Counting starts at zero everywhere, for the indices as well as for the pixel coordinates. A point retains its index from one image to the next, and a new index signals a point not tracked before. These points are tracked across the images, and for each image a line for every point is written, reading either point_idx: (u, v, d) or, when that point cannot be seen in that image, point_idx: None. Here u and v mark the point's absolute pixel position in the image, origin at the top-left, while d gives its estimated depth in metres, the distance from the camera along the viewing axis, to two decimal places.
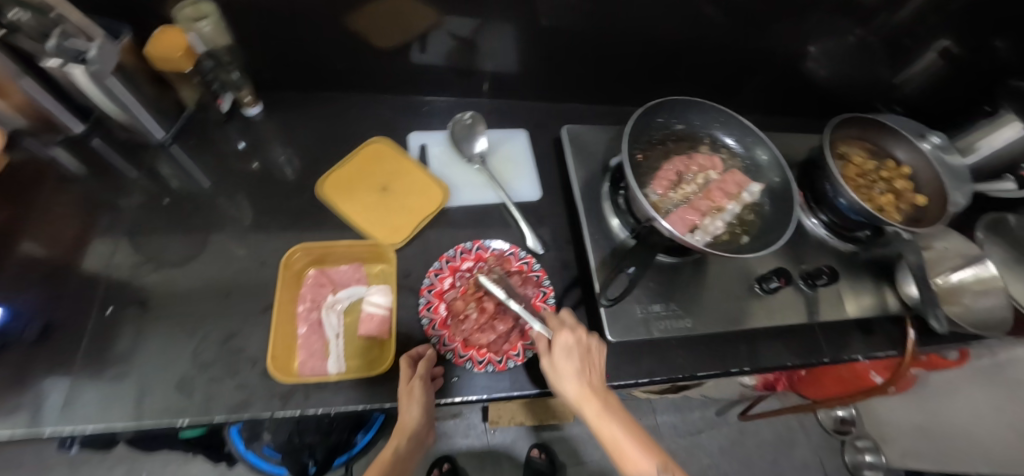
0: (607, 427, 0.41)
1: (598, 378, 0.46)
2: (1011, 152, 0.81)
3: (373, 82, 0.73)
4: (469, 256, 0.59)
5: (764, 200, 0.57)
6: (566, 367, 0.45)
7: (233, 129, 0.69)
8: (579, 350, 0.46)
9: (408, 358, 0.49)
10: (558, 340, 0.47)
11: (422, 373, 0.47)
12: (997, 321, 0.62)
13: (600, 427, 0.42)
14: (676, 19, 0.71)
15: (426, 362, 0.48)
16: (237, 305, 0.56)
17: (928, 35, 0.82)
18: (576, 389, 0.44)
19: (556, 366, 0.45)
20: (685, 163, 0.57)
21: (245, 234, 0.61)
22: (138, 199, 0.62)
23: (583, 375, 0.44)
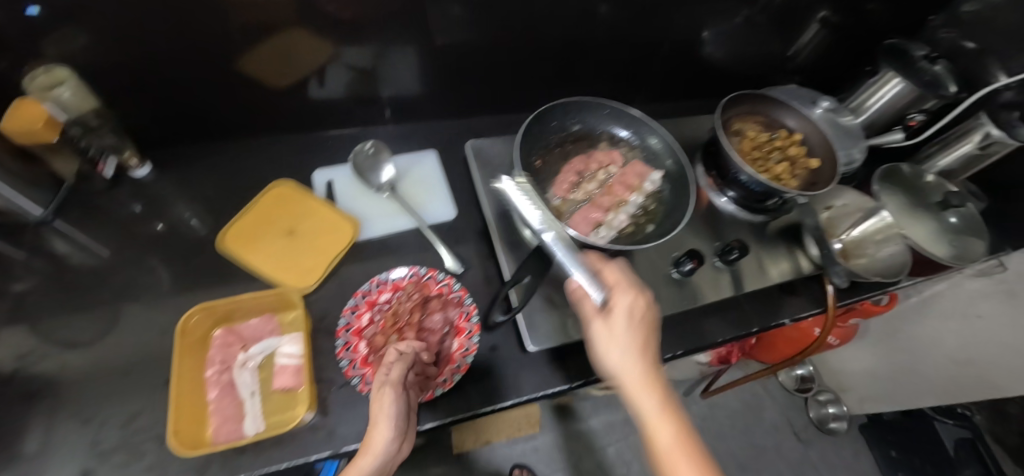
0: (657, 425, 0.39)
1: (656, 361, 0.43)
2: (894, 106, 0.88)
3: (273, 123, 0.72)
4: (386, 288, 0.58)
5: (664, 187, 0.59)
6: (623, 340, 0.42)
7: (125, 194, 0.66)
8: (639, 323, 0.43)
9: (394, 356, 0.47)
10: (618, 304, 0.43)
11: (395, 379, 0.45)
12: (896, 267, 0.66)
13: (649, 422, 0.39)
14: (567, 22, 0.73)
15: (403, 365, 0.46)
16: (141, 380, 0.52)
17: (809, 8, 0.87)
18: (631, 369, 0.41)
19: (612, 339, 0.42)
20: (584, 162, 0.58)
21: (150, 302, 0.58)
22: (26, 283, 0.58)
23: (640, 357, 0.41)
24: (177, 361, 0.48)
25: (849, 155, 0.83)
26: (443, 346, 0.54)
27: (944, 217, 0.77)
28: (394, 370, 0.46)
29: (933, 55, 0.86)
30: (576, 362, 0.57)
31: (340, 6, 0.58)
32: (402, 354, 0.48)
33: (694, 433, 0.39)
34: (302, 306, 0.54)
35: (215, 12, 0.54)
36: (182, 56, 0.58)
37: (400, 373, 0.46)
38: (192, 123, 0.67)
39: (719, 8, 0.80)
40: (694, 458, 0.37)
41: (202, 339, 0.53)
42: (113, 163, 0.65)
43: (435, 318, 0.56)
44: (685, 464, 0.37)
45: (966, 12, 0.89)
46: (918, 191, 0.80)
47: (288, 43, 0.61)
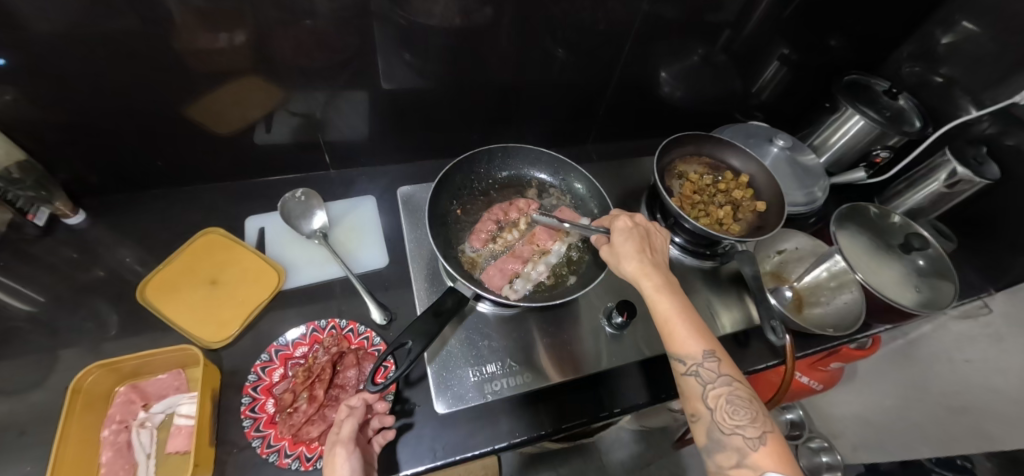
0: (660, 302, 0.47)
1: (658, 259, 0.50)
2: (855, 145, 0.86)
3: (217, 171, 0.73)
4: (304, 341, 0.57)
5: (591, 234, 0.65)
6: (624, 247, 0.50)
7: (57, 242, 0.66)
8: (634, 233, 0.51)
9: (347, 411, 0.46)
10: (616, 225, 0.53)
11: (347, 435, 0.44)
12: (850, 319, 0.64)
13: (654, 300, 0.47)
14: (514, 64, 0.73)
15: (353, 420, 0.45)
16: (40, 438, 0.51)
17: (767, 48, 0.86)
18: (635, 266, 0.49)
19: (616, 246, 0.51)
20: (505, 209, 0.64)
21: (87, 345, 0.58)
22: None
23: (642, 256, 0.49)
24: (64, 422, 0.46)
25: (810, 194, 0.80)
26: (371, 407, 0.50)
27: (910, 261, 0.74)
28: (345, 427, 0.45)
29: (894, 90, 0.84)
30: (502, 421, 0.54)
31: (294, 54, 0.60)
32: (354, 408, 0.47)
33: (691, 307, 0.47)
34: (203, 363, 0.50)
35: (168, 62, 0.55)
36: (133, 103, 0.59)
37: (352, 428, 0.45)
38: (135, 168, 0.68)
39: (672, 49, 0.80)
40: (690, 325, 0.45)
41: (102, 396, 0.51)
42: (46, 213, 0.66)
43: (349, 373, 0.54)
44: (682, 330, 0.45)
45: (943, 44, 0.85)
46: (883, 232, 0.77)
47: (238, 91, 0.62)
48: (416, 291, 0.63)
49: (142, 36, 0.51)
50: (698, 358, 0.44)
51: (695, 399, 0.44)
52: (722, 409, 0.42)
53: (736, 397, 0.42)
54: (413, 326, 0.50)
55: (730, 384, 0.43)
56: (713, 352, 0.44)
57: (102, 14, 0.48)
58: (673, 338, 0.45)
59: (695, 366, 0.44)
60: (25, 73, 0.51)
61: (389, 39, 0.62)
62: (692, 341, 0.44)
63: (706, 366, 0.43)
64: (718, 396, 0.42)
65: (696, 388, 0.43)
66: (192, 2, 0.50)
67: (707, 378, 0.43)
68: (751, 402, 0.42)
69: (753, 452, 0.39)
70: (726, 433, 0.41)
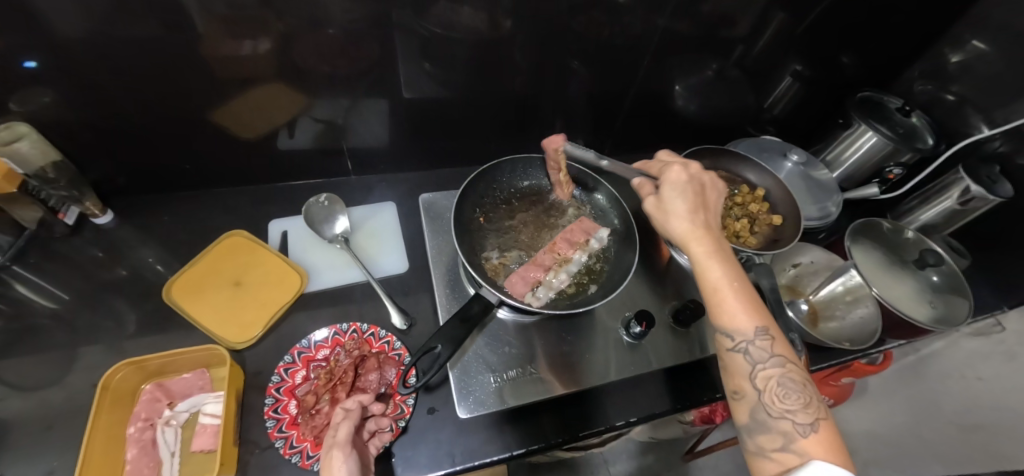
0: (711, 270, 0.45)
1: (711, 219, 0.49)
2: (867, 161, 0.87)
3: (239, 175, 0.74)
4: (326, 344, 0.57)
5: (611, 245, 0.66)
6: (675, 205, 0.49)
7: (83, 240, 0.68)
8: (685, 191, 0.50)
9: (342, 415, 0.45)
10: (667, 177, 0.51)
11: (343, 440, 0.43)
12: (867, 332, 0.65)
13: (705, 266, 0.46)
14: (532, 76, 0.75)
15: (349, 424, 0.44)
16: (64, 433, 0.52)
17: (781, 63, 0.87)
18: (686, 227, 0.48)
19: (665, 205, 0.50)
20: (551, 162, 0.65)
21: (110, 343, 0.59)
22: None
23: (693, 217, 0.49)
24: (93, 418, 0.46)
25: (823, 209, 0.80)
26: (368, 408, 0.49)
27: (924, 277, 0.74)
28: (341, 430, 0.44)
29: (907, 107, 0.85)
30: (520, 426, 0.55)
31: (316, 61, 0.61)
32: (350, 411, 0.46)
33: (744, 279, 0.45)
34: (229, 363, 0.51)
35: (197, 68, 0.57)
36: (164, 107, 0.60)
37: (348, 431, 0.44)
38: (161, 171, 0.69)
39: (687, 62, 0.82)
40: (743, 297, 0.44)
41: (127, 393, 0.51)
42: (75, 212, 0.67)
43: (371, 377, 0.55)
44: (733, 301, 0.44)
45: (952, 62, 0.87)
46: (896, 248, 0.78)
47: (264, 96, 0.63)
48: (437, 297, 0.64)
49: (173, 42, 0.53)
50: (750, 335, 0.43)
51: (741, 377, 0.43)
52: (772, 391, 0.41)
53: (788, 380, 0.41)
54: (442, 331, 0.52)
55: (782, 366, 0.42)
56: (766, 330, 0.43)
57: (138, 22, 0.50)
58: (722, 310, 0.44)
59: (745, 343, 0.43)
60: (62, 76, 0.53)
61: (410, 49, 0.64)
62: (744, 314, 0.43)
63: (757, 344, 0.42)
64: (768, 377, 0.42)
65: (743, 366, 0.43)
66: (222, 9, 0.52)
67: (757, 357, 0.42)
68: (803, 387, 0.41)
69: (802, 437, 0.38)
70: (773, 417, 0.40)
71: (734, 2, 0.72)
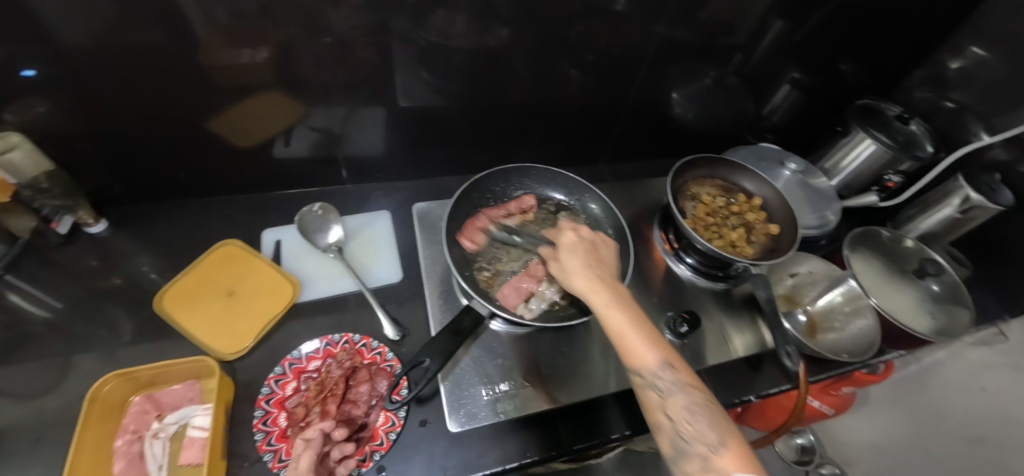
0: (612, 314, 0.45)
1: (606, 272, 0.50)
2: (867, 169, 0.86)
3: (234, 183, 0.74)
4: (317, 355, 0.57)
5: None
6: (572, 263, 0.50)
7: (78, 249, 0.68)
8: (577, 245, 0.52)
9: (301, 444, 0.45)
10: (562, 241, 0.52)
11: (304, 469, 0.43)
12: (864, 345, 0.64)
13: (605, 312, 0.46)
14: (529, 85, 0.75)
15: (311, 453, 0.44)
16: (51, 445, 0.51)
17: (778, 71, 0.87)
18: (585, 281, 0.48)
19: (563, 263, 0.51)
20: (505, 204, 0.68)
21: (102, 352, 0.59)
22: None
23: (589, 270, 0.49)
24: (80, 433, 0.46)
25: (822, 217, 0.80)
26: (327, 436, 0.48)
27: (924, 286, 0.73)
28: (302, 461, 0.43)
29: (906, 115, 0.84)
30: (513, 439, 0.55)
31: (313, 69, 0.61)
32: (311, 441, 0.46)
33: (641, 317, 0.46)
34: (219, 375, 0.51)
35: (194, 76, 0.57)
36: (155, 114, 0.60)
37: (309, 461, 0.44)
38: (157, 179, 0.69)
39: (685, 70, 0.81)
40: (643, 335, 0.44)
41: (116, 406, 0.51)
42: (68, 221, 0.67)
43: (362, 389, 0.54)
44: (636, 340, 0.44)
45: (952, 69, 0.86)
46: (897, 257, 0.77)
47: (259, 105, 0.63)
48: (430, 308, 0.63)
49: (170, 50, 0.53)
50: (654, 368, 0.42)
51: (655, 410, 0.42)
52: (682, 417, 0.40)
53: (695, 404, 0.41)
54: (431, 344, 0.52)
55: (689, 391, 0.41)
56: (668, 361, 0.43)
57: (134, 31, 0.50)
58: (628, 349, 0.44)
59: (652, 377, 0.42)
60: (57, 87, 0.53)
61: (408, 57, 0.64)
62: (648, 349, 0.43)
63: (662, 376, 0.42)
64: (678, 405, 0.41)
65: (656, 399, 0.41)
66: (224, 18, 0.52)
67: (665, 388, 0.42)
68: (709, 409, 0.40)
69: (716, 457, 0.37)
70: (687, 442, 0.39)
71: (733, 10, 0.72)
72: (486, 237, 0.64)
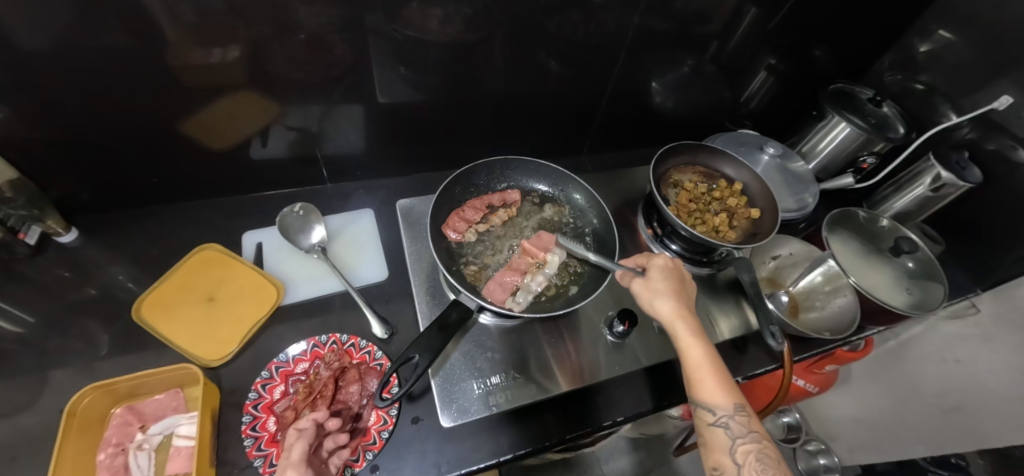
0: (693, 348, 0.49)
1: (691, 304, 0.54)
2: (842, 152, 0.88)
3: (209, 187, 0.72)
4: (304, 357, 0.56)
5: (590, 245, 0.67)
6: (662, 286, 0.53)
7: (47, 260, 0.65)
8: (673, 272, 0.55)
9: (295, 433, 0.45)
10: (655, 262, 0.56)
11: (297, 459, 0.42)
12: (846, 322, 0.66)
13: (688, 344, 0.49)
14: (509, 77, 0.74)
15: (303, 443, 0.43)
16: (26, 464, 0.50)
17: (754, 59, 0.88)
18: (671, 308, 0.52)
19: (653, 285, 0.54)
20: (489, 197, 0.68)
21: (77, 365, 0.57)
22: None
23: (677, 298, 0.52)
24: (59, 448, 0.44)
25: (801, 200, 0.81)
26: (320, 427, 0.47)
27: (900, 263, 0.75)
28: (295, 450, 0.43)
29: (878, 98, 0.86)
30: (505, 433, 0.55)
31: (287, 67, 0.60)
32: (303, 431, 0.45)
33: (721, 360, 0.48)
34: (203, 382, 0.50)
35: (162, 78, 0.55)
36: (122, 119, 0.58)
37: (302, 451, 0.43)
38: (127, 186, 0.67)
39: (663, 59, 0.82)
40: (721, 376, 0.47)
41: (96, 419, 0.49)
42: (37, 231, 0.64)
43: (352, 389, 0.53)
44: (713, 379, 0.47)
45: (921, 52, 0.89)
46: (873, 236, 0.79)
47: (232, 106, 0.62)
48: (418, 305, 0.63)
49: (135, 52, 0.51)
50: (729, 410, 0.45)
51: (722, 451, 0.44)
52: (749, 465, 0.43)
53: (764, 456, 0.43)
54: (420, 340, 0.52)
55: (759, 441, 0.44)
56: (742, 406, 0.45)
57: (96, 33, 0.48)
58: (701, 385, 0.47)
59: (725, 417, 0.45)
60: (13, 93, 0.50)
61: (384, 53, 0.63)
62: (724, 390, 0.46)
63: (736, 419, 0.45)
64: (746, 451, 0.43)
65: (724, 441, 0.44)
66: (191, 17, 0.50)
67: (736, 432, 0.44)
68: (777, 463, 0.43)
69: None
70: None
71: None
72: (471, 230, 0.65)
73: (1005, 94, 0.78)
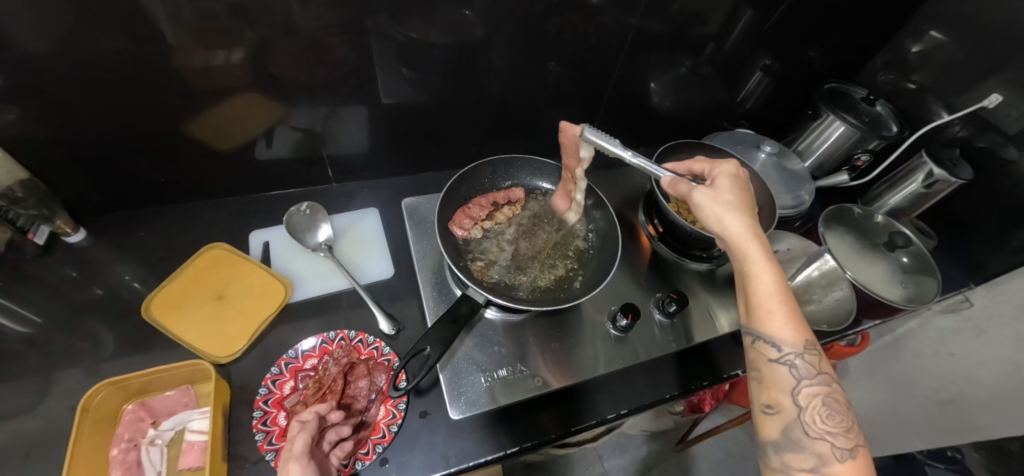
0: (766, 275, 0.46)
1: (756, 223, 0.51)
2: (837, 150, 0.90)
3: (215, 187, 0.73)
4: (313, 353, 0.57)
5: (593, 242, 0.69)
6: (731, 203, 0.50)
7: (54, 261, 0.66)
8: (739, 188, 0.52)
9: (298, 426, 0.45)
10: (724, 175, 0.52)
11: (299, 450, 0.42)
12: (842, 314, 0.69)
13: (757, 272, 0.46)
14: (511, 78, 0.75)
15: (306, 435, 0.43)
16: (37, 461, 0.50)
17: (750, 59, 0.90)
18: (741, 227, 0.48)
19: (721, 200, 0.51)
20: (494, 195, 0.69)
21: (86, 366, 0.57)
22: None
23: (746, 218, 0.49)
24: (74, 443, 0.45)
25: (797, 197, 0.83)
26: (321, 420, 0.47)
27: (895, 258, 0.77)
28: (297, 442, 0.43)
29: (871, 97, 0.88)
30: (511, 426, 0.56)
31: (292, 69, 0.61)
32: (306, 423, 0.45)
33: (791, 294, 0.46)
34: (215, 378, 0.51)
35: (169, 79, 0.56)
36: (129, 119, 0.59)
37: (305, 442, 0.43)
38: (134, 186, 0.68)
39: (661, 59, 0.83)
40: (792, 312, 0.45)
41: (109, 415, 0.50)
42: (45, 231, 0.65)
43: (360, 384, 0.54)
44: (786, 314, 0.44)
45: (913, 52, 0.91)
46: (867, 232, 0.81)
47: (238, 107, 0.62)
48: (424, 302, 0.64)
49: (145, 54, 0.52)
50: (798, 349, 0.43)
51: (783, 390, 0.43)
52: (813, 408, 0.42)
53: (830, 400, 0.42)
54: (430, 333, 0.53)
55: (825, 385, 0.43)
56: (811, 346, 0.44)
57: (106, 37, 0.49)
58: (770, 317, 0.45)
59: (793, 357, 0.43)
60: (23, 94, 0.51)
61: (388, 54, 0.64)
62: (795, 327, 0.44)
63: (804, 359, 0.43)
64: (811, 394, 0.42)
65: (788, 380, 0.43)
66: (199, 20, 0.51)
67: (803, 373, 0.43)
68: (843, 408, 0.42)
69: (835, 458, 0.40)
70: (810, 435, 0.41)
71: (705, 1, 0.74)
72: (477, 227, 0.66)
73: (995, 93, 0.80)
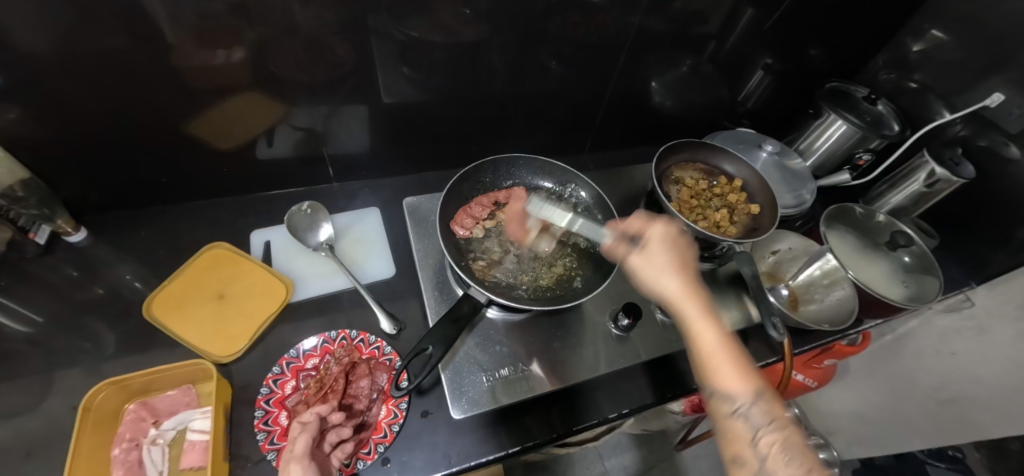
0: (705, 332, 0.44)
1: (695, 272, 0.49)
2: (838, 149, 0.90)
3: (216, 187, 0.73)
4: (314, 353, 0.57)
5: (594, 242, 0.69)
6: (659, 261, 0.48)
7: (55, 260, 0.66)
8: (670, 244, 0.50)
9: (299, 427, 0.45)
10: (651, 232, 0.51)
11: (300, 451, 0.42)
12: (843, 314, 0.68)
13: (696, 329, 0.44)
14: (512, 77, 0.75)
15: (307, 436, 0.43)
16: (38, 461, 0.50)
17: (751, 58, 0.90)
18: (675, 285, 0.47)
19: (652, 258, 0.49)
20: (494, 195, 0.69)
21: (87, 365, 0.57)
22: None
23: (680, 273, 0.47)
24: (76, 442, 0.45)
25: (798, 197, 0.83)
26: (322, 420, 0.47)
27: (896, 257, 0.77)
28: (299, 443, 0.43)
29: (873, 96, 0.87)
30: (512, 425, 0.56)
31: (293, 69, 0.61)
32: (308, 424, 0.45)
33: (735, 341, 0.43)
34: (217, 378, 0.51)
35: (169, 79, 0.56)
36: (129, 119, 0.59)
37: (306, 444, 0.43)
38: (134, 185, 0.67)
39: (662, 58, 0.83)
40: (736, 360, 0.42)
41: (110, 415, 0.50)
42: (46, 231, 0.65)
43: (362, 384, 0.54)
44: (726, 366, 0.42)
45: (914, 51, 0.91)
46: (868, 231, 0.81)
47: (239, 106, 0.62)
48: (425, 301, 0.64)
49: (145, 53, 0.52)
50: (744, 399, 0.40)
51: (741, 443, 0.39)
52: (774, 457, 0.37)
53: (790, 445, 0.38)
54: (432, 332, 0.52)
55: (784, 431, 0.39)
56: (761, 393, 0.41)
57: (106, 37, 0.49)
58: (715, 373, 0.42)
59: (742, 407, 0.40)
60: (23, 94, 0.51)
61: (389, 54, 0.64)
62: (737, 376, 0.41)
63: (754, 408, 0.40)
64: (770, 442, 0.38)
65: (744, 433, 0.39)
66: (200, 19, 0.51)
67: (756, 422, 0.39)
68: (804, 453, 0.37)
69: None
70: None
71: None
72: (478, 226, 0.66)
73: (996, 92, 0.80)
